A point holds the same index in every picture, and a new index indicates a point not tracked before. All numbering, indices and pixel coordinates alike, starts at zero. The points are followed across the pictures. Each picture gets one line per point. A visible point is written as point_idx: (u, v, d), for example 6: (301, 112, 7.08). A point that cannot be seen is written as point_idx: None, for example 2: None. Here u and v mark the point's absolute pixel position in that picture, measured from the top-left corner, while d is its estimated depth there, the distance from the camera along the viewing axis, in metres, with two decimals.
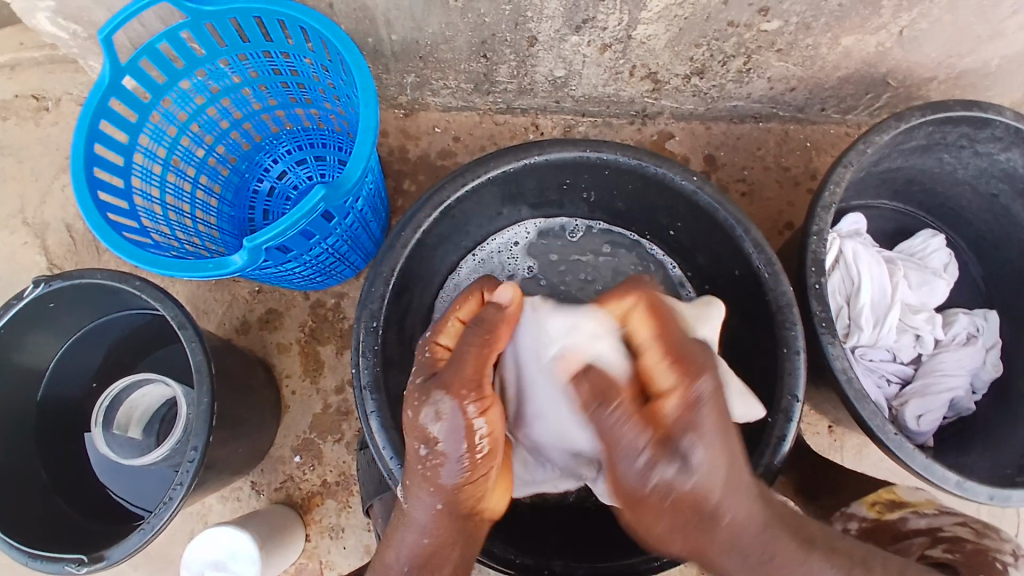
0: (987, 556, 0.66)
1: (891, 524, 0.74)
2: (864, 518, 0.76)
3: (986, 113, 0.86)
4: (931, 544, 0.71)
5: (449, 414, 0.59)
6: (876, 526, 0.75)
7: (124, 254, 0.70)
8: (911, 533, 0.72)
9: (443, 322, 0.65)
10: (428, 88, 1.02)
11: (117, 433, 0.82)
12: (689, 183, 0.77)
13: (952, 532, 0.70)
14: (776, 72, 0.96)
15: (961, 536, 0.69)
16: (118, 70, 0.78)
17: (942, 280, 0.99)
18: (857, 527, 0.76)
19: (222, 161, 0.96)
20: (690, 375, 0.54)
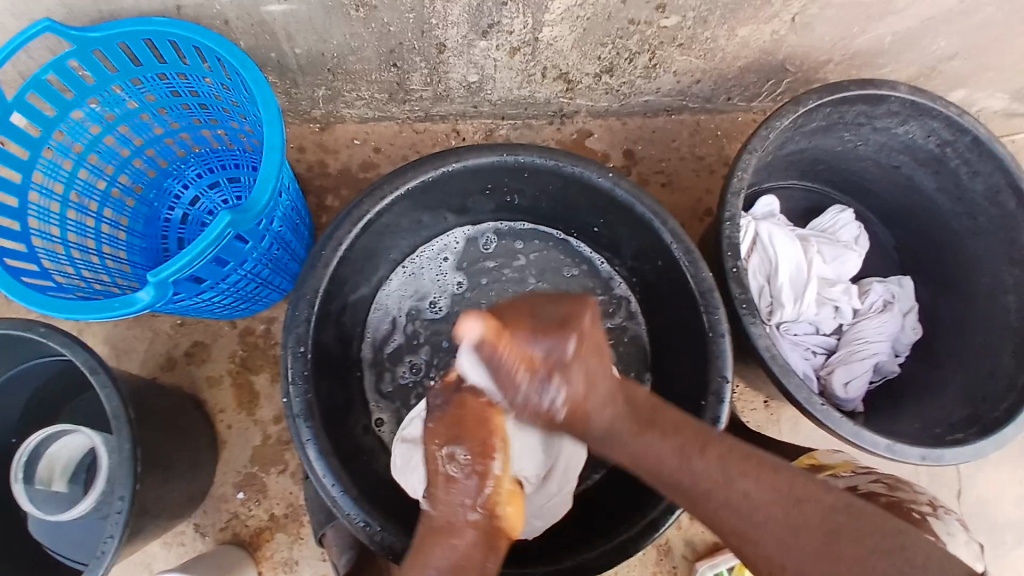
0: (904, 506, 0.72)
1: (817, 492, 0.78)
2: None
3: (880, 90, 0.91)
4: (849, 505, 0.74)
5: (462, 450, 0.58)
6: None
7: (25, 302, 0.66)
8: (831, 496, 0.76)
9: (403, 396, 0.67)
10: (342, 100, 1.00)
11: (40, 488, 0.78)
12: (605, 180, 0.78)
13: (867, 489, 0.75)
14: (680, 66, 0.99)
15: (875, 491, 0.74)
16: (3, 106, 0.74)
17: (853, 251, 1.04)
18: None
19: (127, 192, 0.92)
20: (569, 333, 0.55)
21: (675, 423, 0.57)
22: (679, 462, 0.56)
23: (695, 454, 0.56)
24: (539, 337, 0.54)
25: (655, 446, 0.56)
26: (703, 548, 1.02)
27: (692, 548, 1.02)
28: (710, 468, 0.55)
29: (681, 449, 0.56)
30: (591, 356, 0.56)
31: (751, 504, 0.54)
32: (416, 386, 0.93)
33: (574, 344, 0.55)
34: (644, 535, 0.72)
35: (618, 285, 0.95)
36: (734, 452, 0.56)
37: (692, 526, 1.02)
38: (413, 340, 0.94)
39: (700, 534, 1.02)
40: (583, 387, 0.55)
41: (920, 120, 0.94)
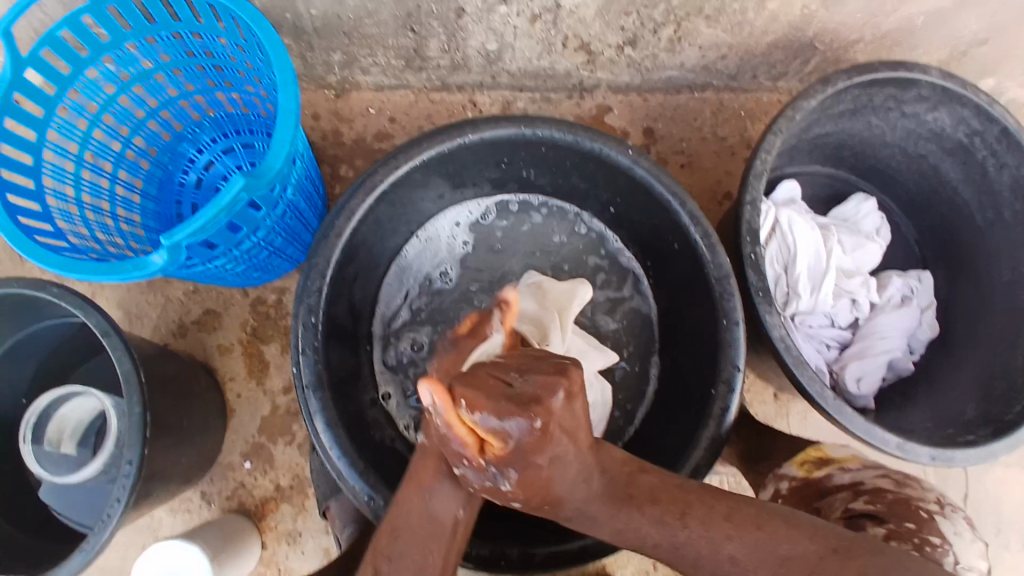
0: (910, 504, 0.69)
1: (818, 481, 0.76)
2: (793, 478, 0.78)
3: (912, 72, 0.88)
4: (853, 497, 0.72)
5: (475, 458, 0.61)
6: (804, 484, 0.77)
7: (37, 260, 0.66)
8: (833, 488, 0.74)
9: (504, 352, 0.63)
10: (357, 65, 0.98)
11: (49, 449, 0.78)
12: (625, 157, 0.76)
13: (872, 485, 0.73)
14: (706, 40, 0.96)
15: (882, 488, 0.72)
16: (19, 62, 0.72)
17: (874, 242, 1.02)
18: (788, 486, 0.77)
19: (141, 154, 0.90)
20: (534, 414, 0.49)
21: None
22: (660, 536, 0.55)
23: (675, 525, 0.55)
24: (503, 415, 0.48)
25: (631, 522, 0.55)
26: None
27: None
28: (692, 539, 0.54)
29: (660, 523, 0.55)
30: (573, 425, 0.52)
31: (737, 568, 0.53)
32: (417, 364, 0.93)
33: (562, 394, 0.51)
34: None
35: (625, 257, 0.94)
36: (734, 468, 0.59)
37: None
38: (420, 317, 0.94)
39: None
40: (543, 466, 0.51)
41: (950, 108, 0.91)
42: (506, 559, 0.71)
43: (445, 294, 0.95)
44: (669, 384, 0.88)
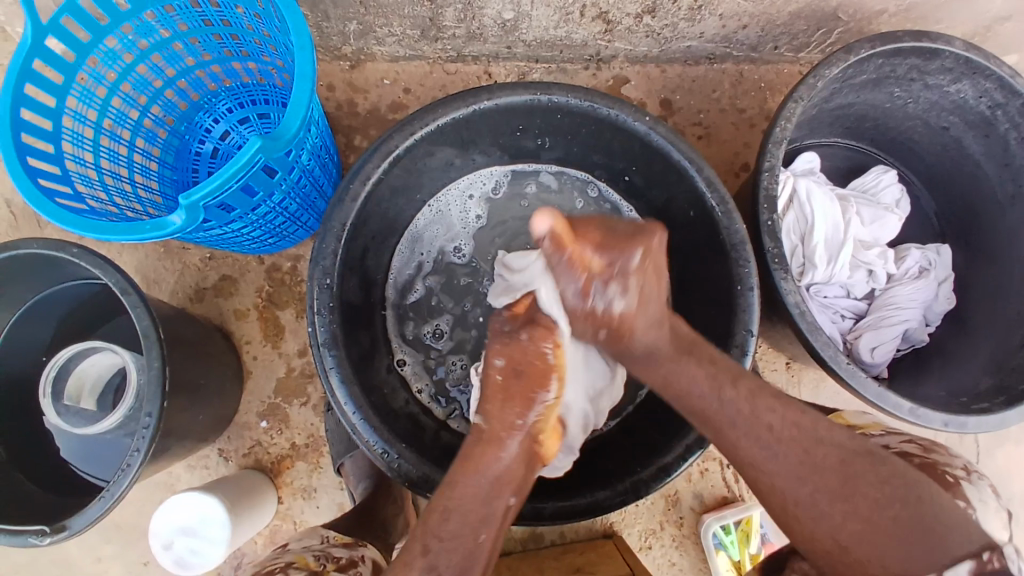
0: (938, 469, 0.67)
1: None
2: None
3: (935, 43, 0.86)
4: None
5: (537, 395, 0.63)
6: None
7: (56, 220, 0.67)
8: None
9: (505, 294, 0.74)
10: (373, 36, 0.98)
11: (68, 404, 0.80)
12: (641, 124, 0.76)
13: (898, 449, 0.72)
14: (727, 9, 0.94)
15: (908, 452, 0.71)
16: (40, 29, 0.72)
17: (893, 214, 1.00)
18: None
19: (159, 123, 0.91)
20: (635, 248, 0.61)
21: (711, 355, 0.65)
22: (709, 396, 0.63)
23: (727, 386, 0.62)
24: (607, 248, 0.60)
25: (688, 371, 0.64)
26: (712, 500, 1.02)
27: (701, 500, 1.02)
28: (737, 399, 0.62)
29: (713, 378, 0.63)
30: (652, 271, 0.62)
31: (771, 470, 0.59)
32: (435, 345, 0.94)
33: (640, 255, 0.61)
34: (656, 478, 0.73)
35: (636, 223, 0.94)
36: (764, 391, 0.62)
37: (702, 479, 1.03)
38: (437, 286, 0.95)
39: (710, 487, 1.03)
40: (630, 309, 0.62)
41: (973, 80, 0.89)
42: (515, 512, 0.71)
43: (456, 266, 0.95)
44: None
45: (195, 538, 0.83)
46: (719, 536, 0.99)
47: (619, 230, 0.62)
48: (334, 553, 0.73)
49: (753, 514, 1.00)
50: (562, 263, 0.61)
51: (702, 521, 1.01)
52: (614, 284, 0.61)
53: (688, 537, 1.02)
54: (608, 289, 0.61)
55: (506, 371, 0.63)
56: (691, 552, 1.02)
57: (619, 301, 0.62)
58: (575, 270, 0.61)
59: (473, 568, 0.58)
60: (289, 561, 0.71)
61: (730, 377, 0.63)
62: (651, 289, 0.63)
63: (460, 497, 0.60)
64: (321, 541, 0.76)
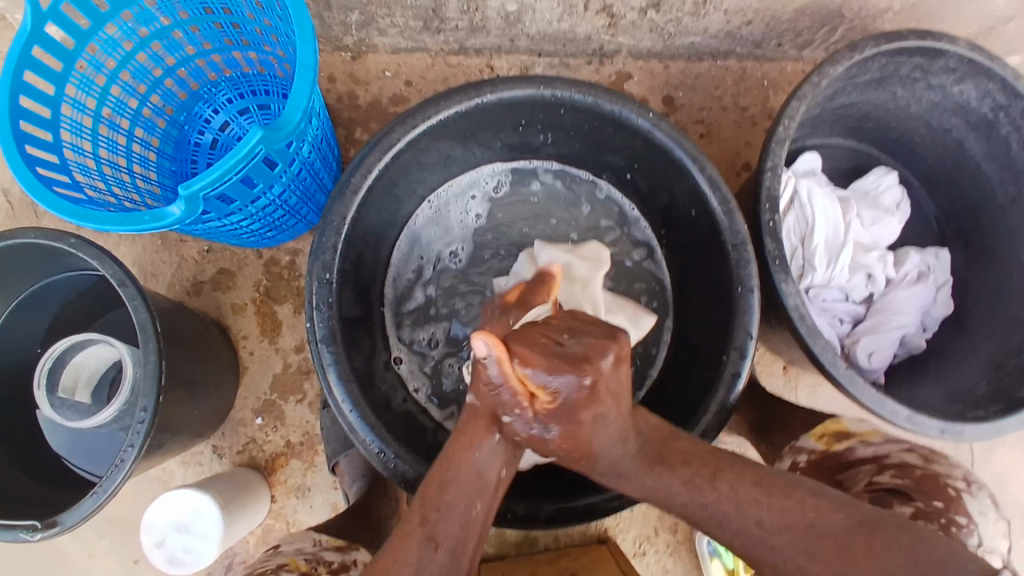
0: (939, 481, 0.69)
1: (839, 455, 0.75)
2: (813, 450, 0.77)
3: (940, 42, 0.85)
4: (878, 470, 0.73)
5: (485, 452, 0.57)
6: (825, 457, 0.76)
7: (50, 207, 0.66)
8: (857, 461, 0.74)
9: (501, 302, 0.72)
10: (374, 26, 0.96)
11: (63, 397, 0.79)
12: (646, 121, 0.75)
13: (898, 458, 0.73)
14: (732, 4, 0.94)
15: (909, 462, 0.72)
16: (40, 16, 0.71)
17: (893, 217, 1.00)
18: (807, 459, 0.76)
19: (158, 112, 0.90)
20: (586, 372, 0.52)
21: (684, 456, 0.58)
22: (689, 496, 0.56)
23: (705, 487, 0.55)
24: (556, 369, 0.51)
25: (662, 481, 0.57)
26: None
27: None
28: (720, 499, 0.55)
29: (689, 483, 0.56)
30: (615, 390, 0.55)
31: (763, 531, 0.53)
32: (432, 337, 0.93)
33: (611, 360, 0.53)
34: None
35: (636, 220, 0.94)
36: (745, 479, 0.55)
37: None
38: (437, 287, 0.94)
39: None
40: (587, 424, 0.55)
41: (977, 81, 0.89)
42: (512, 513, 0.72)
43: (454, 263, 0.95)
44: (680, 353, 0.88)
45: (188, 535, 0.83)
46: (714, 542, 0.99)
47: (569, 348, 0.53)
48: (326, 557, 0.74)
49: None
50: (507, 392, 0.53)
51: (696, 529, 1.01)
52: (562, 412, 0.53)
53: (682, 543, 1.03)
54: (556, 416, 0.54)
55: (477, 385, 0.56)
56: (684, 559, 1.02)
57: (559, 428, 0.55)
58: (520, 397, 0.54)
59: (465, 551, 0.54)
60: (280, 563, 0.71)
61: (711, 473, 0.56)
62: (617, 405, 0.56)
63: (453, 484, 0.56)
64: (313, 543, 0.76)
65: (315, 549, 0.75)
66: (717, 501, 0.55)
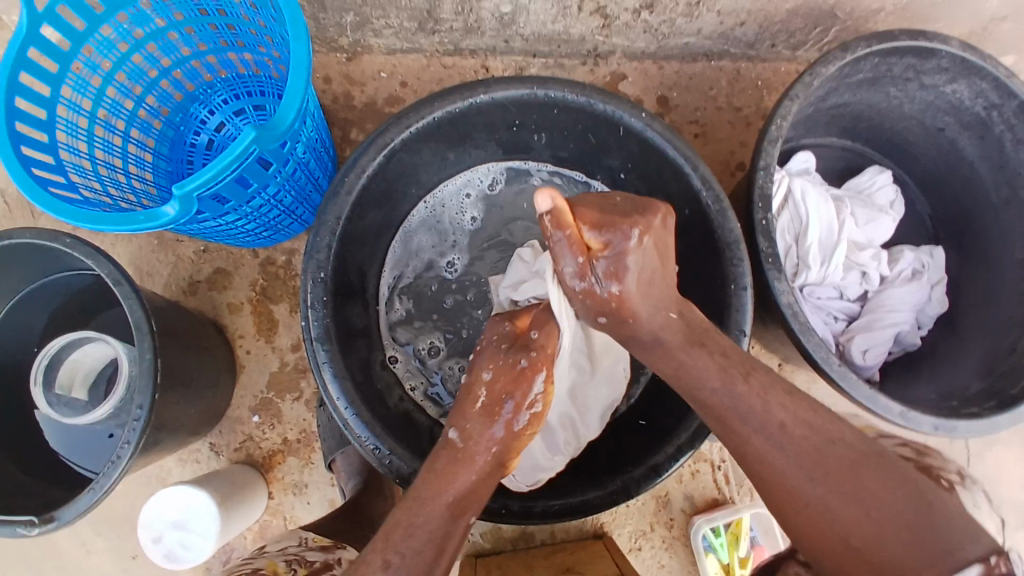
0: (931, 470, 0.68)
1: None
2: None
3: (931, 42, 0.86)
4: None
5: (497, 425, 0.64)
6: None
7: (45, 207, 0.66)
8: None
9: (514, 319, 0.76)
10: (370, 27, 0.97)
11: (59, 393, 0.79)
12: (638, 120, 0.75)
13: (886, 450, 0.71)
14: (725, 5, 0.94)
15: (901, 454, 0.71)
16: (35, 17, 0.72)
17: (887, 215, 1.00)
18: None
19: (154, 113, 0.90)
20: (634, 226, 0.59)
21: (723, 347, 0.63)
22: (720, 384, 0.60)
23: (738, 377, 0.60)
24: (604, 225, 0.59)
25: (700, 363, 0.62)
26: (703, 502, 1.03)
27: (691, 501, 1.03)
28: (749, 393, 0.59)
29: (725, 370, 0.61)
30: (660, 249, 0.61)
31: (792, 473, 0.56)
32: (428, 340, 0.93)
33: (659, 219, 0.61)
34: (648, 479, 0.73)
35: None
36: (776, 386, 0.60)
37: (692, 480, 1.03)
38: (430, 287, 0.94)
39: (700, 488, 1.03)
40: (632, 286, 0.60)
41: (969, 80, 0.89)
42: (507, 509, 0.71)
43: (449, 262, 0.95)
44: None
45: (186, 531, 0.83)
46: (709, 538, 0.99)
47: (619, 207, 0.61)
48: (308, 557, 0.74)
49: (742, 517, 1.00)
50: (562, 240, 0.59)
51: (692, 523, 1.01)
52: (614, 268, 0.60)
53: (678, 539, 1.02)
54: (609, 271, 0.60)
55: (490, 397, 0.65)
56: (681, 554, 1.02)
57: (614, 287, 0.61)
58: (570, 252, 0.60)
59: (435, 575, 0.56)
60: (258, 567, 0.71)
61: (743, 371, 0.61)
62: (658, 241, 0.61)
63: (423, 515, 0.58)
64: (297, 543, 0.76)
65: (299, 550, 0.75)
66: (746, 398, 0.59)
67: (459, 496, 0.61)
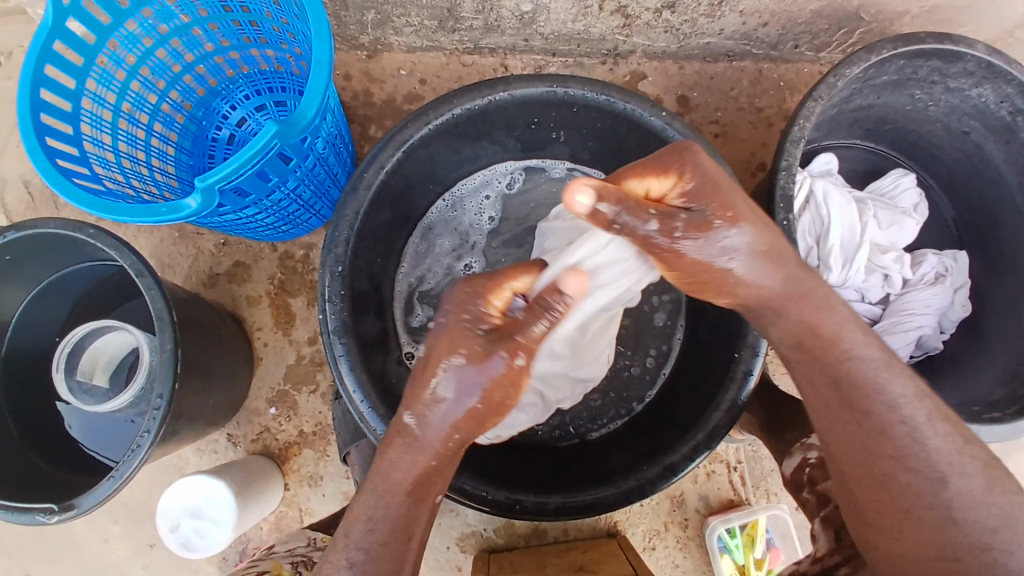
0: None
1: None
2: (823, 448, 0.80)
3: (957, 46, 0.84)
4: None
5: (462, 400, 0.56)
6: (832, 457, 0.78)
7: (70, 198, 0.67)
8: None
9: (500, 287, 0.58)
10: (390, 26, 0.97)
11: (81, 379, 0.81)
12: (658, 119, 0.75)
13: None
14: (749, 5, 0.93)
15: None
16: (60, 11, 0.73)
17: (911, 218, 0.99)
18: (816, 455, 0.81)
19: (177, 108, 0.92)
20: (682, 161, 0.58)
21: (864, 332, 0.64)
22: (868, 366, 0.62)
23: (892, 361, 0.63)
24: (649, 172, 0.59)
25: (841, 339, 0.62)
26: (718, 503, 1.02)
27: (706, 501, 1.02)
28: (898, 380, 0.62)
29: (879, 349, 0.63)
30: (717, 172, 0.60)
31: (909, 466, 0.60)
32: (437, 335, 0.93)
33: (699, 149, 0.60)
34: (663, 478, 0.72)
35: None
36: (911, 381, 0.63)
37: (707, 481, 1.02)
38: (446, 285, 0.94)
39: (716, 489, 1.02)
40: (736, 216, 0.58)
41: (995, 84, 0.88)
42: (520, 504, 0.72)
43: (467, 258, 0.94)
44: (691, 353, 0.88)
45: (202, 520, 0.84)
46: (724, 539, 0.99)
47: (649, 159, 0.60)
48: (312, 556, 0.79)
49: (758, 518, 1.00)
50: (625, 208, 0.55)
51: (707, 523, 1.01)
52: (695, 205, 0.58)
53: (692, 538, 1.02)
54: (692, 211, 0.58)
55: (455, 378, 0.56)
56: (695, 554, 1.02)
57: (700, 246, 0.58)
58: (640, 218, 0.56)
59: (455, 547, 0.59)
60: (263, 569, 0.78)
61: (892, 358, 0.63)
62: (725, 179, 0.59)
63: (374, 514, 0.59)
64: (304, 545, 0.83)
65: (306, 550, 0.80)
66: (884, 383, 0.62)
67: (418, 484, 0.59)
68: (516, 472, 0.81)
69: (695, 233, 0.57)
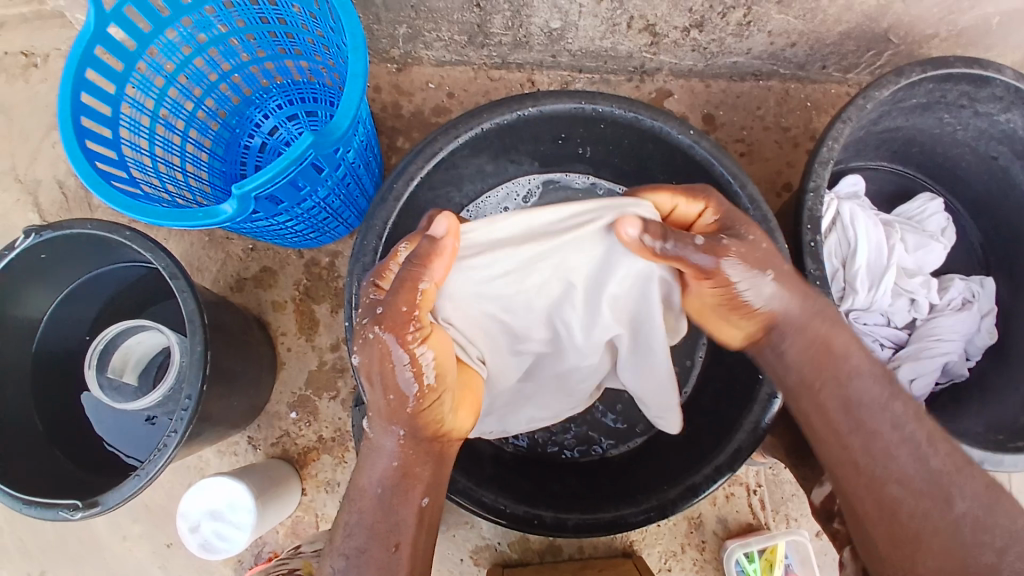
0: None
1: None
2: None
3: (986, 71, 0.84)
4: None
5: (395, 387, 0.59)
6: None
7: (109, 201, 0.69)
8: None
9: (383, 267, 0.61)
10: (421, 40, 0.99)
11: (111, 376, 0.82)
12: (685, 136, 0.75)
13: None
14: (777, 26, 0.94)
15: None
16: (103, 17, 0.76)
17: (938, 242, 0.98)
18: None
19: (212, 116, 0.94)
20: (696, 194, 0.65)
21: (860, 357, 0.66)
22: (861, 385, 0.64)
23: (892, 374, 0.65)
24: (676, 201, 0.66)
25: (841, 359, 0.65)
26: (736, 526, 1.01)
27: (724, 523, 1.01)
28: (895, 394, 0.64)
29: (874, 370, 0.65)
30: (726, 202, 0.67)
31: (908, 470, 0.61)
32: None
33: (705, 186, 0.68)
34: (684, 499, 0.72)
35: None
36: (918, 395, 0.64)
37: (726, 503, 1.01)
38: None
39: (734, 512, 1.01)
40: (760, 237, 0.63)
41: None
42: (539, 519, 0.72)
43: None
44: (713, 372, 0.88)
45: (222, 522, 0.85)
46: (742, 563, 0.97)
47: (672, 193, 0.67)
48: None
49: (778, 544, 0.98)
50: (668, 235, 0.61)
51: (725, 547, 0.99)
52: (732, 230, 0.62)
53: (709, 561, 1.01)
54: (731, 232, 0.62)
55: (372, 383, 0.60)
56: None
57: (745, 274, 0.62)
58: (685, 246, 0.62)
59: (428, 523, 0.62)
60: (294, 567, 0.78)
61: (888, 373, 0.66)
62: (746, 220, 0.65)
63: (356, 513, 0.62)
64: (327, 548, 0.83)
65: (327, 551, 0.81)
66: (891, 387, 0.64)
67: (392, 484, 0.62)
68: (536, 487, 0.81)
69: (738, 244, 0.61)
